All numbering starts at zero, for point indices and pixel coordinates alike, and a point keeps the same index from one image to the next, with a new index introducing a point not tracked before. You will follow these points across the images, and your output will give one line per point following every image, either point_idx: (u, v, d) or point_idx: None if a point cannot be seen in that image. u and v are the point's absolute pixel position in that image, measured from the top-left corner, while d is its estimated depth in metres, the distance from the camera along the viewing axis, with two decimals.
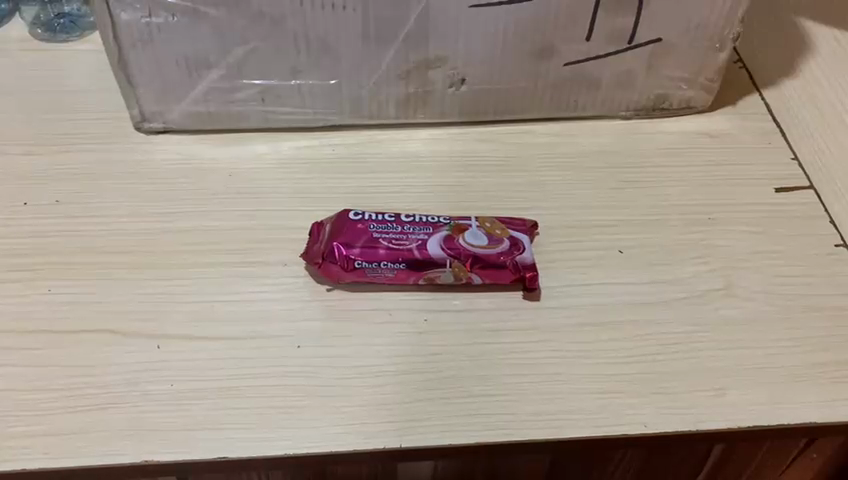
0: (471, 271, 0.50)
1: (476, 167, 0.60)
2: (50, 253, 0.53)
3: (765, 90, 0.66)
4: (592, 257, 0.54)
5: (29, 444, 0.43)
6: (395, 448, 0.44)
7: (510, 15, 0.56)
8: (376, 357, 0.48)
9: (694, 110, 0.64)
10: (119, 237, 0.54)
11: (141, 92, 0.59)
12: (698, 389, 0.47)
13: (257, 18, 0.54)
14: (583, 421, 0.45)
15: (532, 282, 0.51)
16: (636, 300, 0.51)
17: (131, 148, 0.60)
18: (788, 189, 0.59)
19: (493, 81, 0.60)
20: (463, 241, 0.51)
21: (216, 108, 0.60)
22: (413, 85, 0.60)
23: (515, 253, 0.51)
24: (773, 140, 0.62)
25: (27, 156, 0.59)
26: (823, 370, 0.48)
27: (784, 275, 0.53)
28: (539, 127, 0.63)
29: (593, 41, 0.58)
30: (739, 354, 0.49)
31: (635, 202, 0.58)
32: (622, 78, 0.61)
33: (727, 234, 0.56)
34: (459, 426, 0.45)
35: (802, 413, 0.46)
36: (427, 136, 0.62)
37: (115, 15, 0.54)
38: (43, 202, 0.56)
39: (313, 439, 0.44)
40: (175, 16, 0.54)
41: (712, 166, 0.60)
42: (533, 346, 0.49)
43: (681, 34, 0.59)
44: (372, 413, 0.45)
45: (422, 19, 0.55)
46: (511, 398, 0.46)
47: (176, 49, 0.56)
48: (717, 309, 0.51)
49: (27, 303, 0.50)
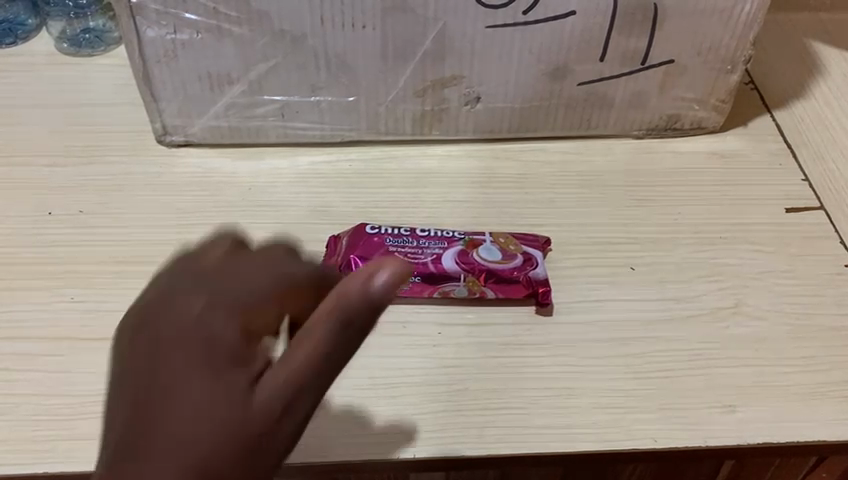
0: (484, 285, 0.52)
1: (489, 184, 0.61)
2: (72, 262, 0.54)
3: (776, 111, 0.67)
4: (604, 273, 0.55)
5: (51, 447, 0.44)
6: (408, 459, 0.45)
7: (525, 35, 0.57)
8: (389, 368, 0.49)
9: (706, 130, 0.65)
10: (139, 247, 0.55)
11: (164, 106, 0.60)
12: (709, 406, 0.48)
13: (279, 35, 0.56)
14: (595, 436, 0.46)
15: (544, 297, 0.52)
16: (647, 317, 0.52)
17: (153, 161, 0.62)
18: (799, 210, 0.60)
19: (508, 100, 0.61)
20: (477, 256, 0.53)
21: (236, 123, 0.62)
22: (428, 103, 0.61)
23: (527, 269, 0.52)
24: (784, 161, 0.63)
25: (52, 167, 0.60)
26: (833, 389, 0.49)
27: (793, 294, 0.54)
28: (553, 144, 0.64)
29: (605, 62, 0.59)
30: (749, 372, 0.49)
31: (646, 221, 0.58)
32: (636, 98, 0.62)
33: (737, 253, 0.56)
34: (471, 438, 0.46)
35: (813, 431, 0.47)
36: (442, 152, 0.63)
37: (141, 33, 0.55)
38: (66, 213, 0.57)
39: (328, 448, 0.45)
40: (199, 33, 0.56)
41: (723, 186, 0.61)
42: (545, 361, 0.49)
43: (693, 56, 0.60)
44: (385, 424, 0.46)
45: (439, 39, 0.56)
46: (522, 411, 0.47)
47: (199, 66, 0.58)
48: (727, 327, 0.52)
49: (49, 310, 0.51)
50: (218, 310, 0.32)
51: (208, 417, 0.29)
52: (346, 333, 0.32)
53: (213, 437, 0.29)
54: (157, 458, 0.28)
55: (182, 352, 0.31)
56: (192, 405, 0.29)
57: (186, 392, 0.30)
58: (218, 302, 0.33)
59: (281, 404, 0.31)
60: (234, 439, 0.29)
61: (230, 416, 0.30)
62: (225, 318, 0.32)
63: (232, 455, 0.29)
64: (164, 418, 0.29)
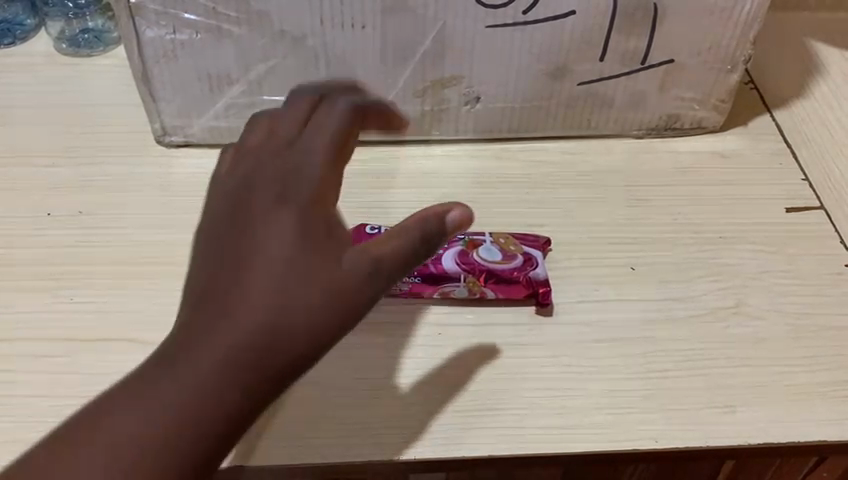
0: (484, 286, 0.52)
1: (489, 184, 0.61)
2: (71, 263, 0.54)
3: (776, 110, 0.67)
4: (604, 273, 0.55)
5: None
6: (408, 459, 0.45)
7: (525, 35, 0.57)
8: (389, 368, 0.49)
9: (706, 130, 0.65)
10: (139, 248, 0.55)
11: (163, 107, 0.60)
12: (709, 406, 0.48)
13: (278, 36, 0.56)
14: (595, 436, 0.46)
15: (545, 297, 0.51)
16: (647, 317, 0.52)
17: (152, 161, 0.62)
18: (799, 210, 0.59)
19: (507, 100, 0.61)
20: (477, 256, 0.52)
21: (236, 124, 0.61)
22: (428, 103, 0.61)
23: (528, 269, 0.52)
24: (784, 160, 0.63)
25: (51, 167, 0.60)
26: (834, 389, 0.49)
27: (794, 294, 0.54)
28: (553, 144, 0.64)
29: (605, 62, 0.59)
30: (750, 372, 0.49)
31: (646, 220, 0.58)
32: (636, 98, 0.62)
33: (738, 253, 0.56)
34: (471, 438, 0.46)
35: (813, 431, 0.47)
36: (441, 152, 0.63)
37: (140, 33, 0.55)
38: (65, 213, 0.57)
39: (328, 449, 0.45)
40: (198, 34, 0.55)
41: (723, 186, 0.61)
42: (546, 361, 0.49)
43: (693, 55, 0.59)
44: (385, 424, 0.46)
45: (439, 39, 0.56)
46: (523, 412, 0.47)
47: (198, 66, 0.58)
48: (728, 327, 0.52)
49: (49, 311, 0.51)
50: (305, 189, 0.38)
51: (305, 281, 0.35)
52: (418, 247, 0.39)
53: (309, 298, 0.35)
54: (244, 307, 0.34)
55: (278, 222, 0.36)
56: (279, 268, 0.35)
57: (275, 259, 0.35)
58: (311, 184, 0.38)
59: (364, 280, 0.37)
60: (308, 306, 0.35)
61: (308, 285, 0.35)
62: (313, 197, 0.38)
63: (313, 311, 0.35)
64: (256, 276, 0.35)
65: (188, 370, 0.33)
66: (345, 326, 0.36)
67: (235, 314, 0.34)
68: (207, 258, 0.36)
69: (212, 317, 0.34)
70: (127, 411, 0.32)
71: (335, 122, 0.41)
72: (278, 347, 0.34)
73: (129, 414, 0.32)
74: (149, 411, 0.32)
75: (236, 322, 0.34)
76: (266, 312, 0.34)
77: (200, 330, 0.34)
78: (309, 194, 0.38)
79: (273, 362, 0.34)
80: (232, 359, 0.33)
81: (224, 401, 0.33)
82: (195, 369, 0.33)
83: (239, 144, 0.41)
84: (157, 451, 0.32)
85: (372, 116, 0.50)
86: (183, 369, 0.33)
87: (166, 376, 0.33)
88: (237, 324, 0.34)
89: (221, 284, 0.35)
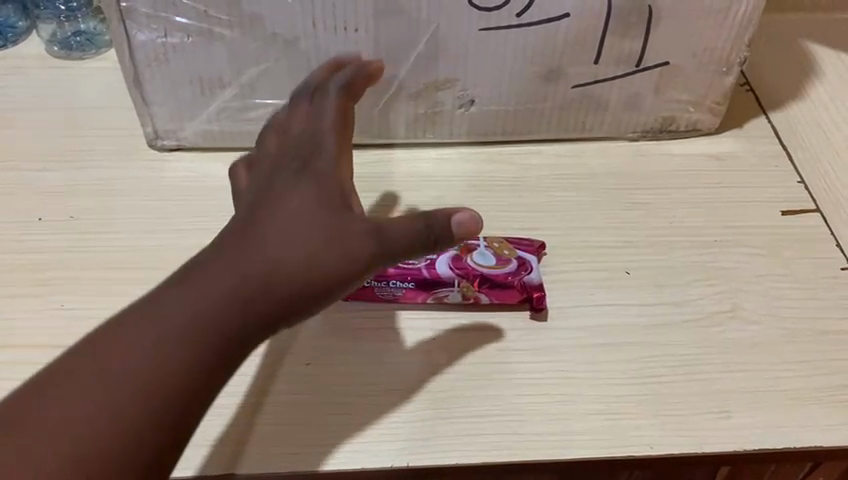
0: (478, 290, 0.51)
1: (483, 187, 0.60)
2: (62, 269, 0.54)
3: (772, 112, 0.67)
4: (598, 277, 0.54)
5: None
6: (401, 467, 0.45)
7: (519, 37, 0.56)
8: (382, 374, 0.48)
9: (702, 132, 0.65)
10: (130, 253, 0.55)
11: (155, 110, 0.60)
12: (704, 412, 0.47)
13: (271, 39, 0.55)
14: (589, 442, 0.46)
15: (539, 302, 0.51)
16: (641, 322, 0.52)
17: (144, 165, 0.61)
18: (795, 213, 0.59)
19: (501, 102, 0.61)
20: (471, 261, 0.52)
21: (228, 127, 0.61)
22: (422, 106, 0.60)
23: (522, 274, 0.52)
24: (779, 163, 0.63)
25: (43, 171, 0.60)
26: (829, 394, 0.49)
27: (789, 298, 0.54)
28: (548, 147, 0.64)
29: (600, 64, 0.59)
30: (745, 377, 0.49)
31: (640, 224, 0.58)
32: (630, 100, 0.62)
33: (733, 256, 0.56)
34: (464, 445, 0.45)
35: (808, 436, 0.47)
36: (435, 155, 0.63)
37: (132, 36, 0.55)
38: (56, 218, 0.57)
39: (321, 457, 0.45)
40: (190, 37, 0.55)
41: (718, 189, 0.61)
42: (541, 366, 0.49)
43: (688, 58, 0.59)
44: (379, 431, 0.46)
45: (432, 41, 0.56)
46: (516, 418, 0.47)
47: (190, 70, 0.57)
48: (723, 332, 0.51)
49: (39, 319, 0.51)
50: (316, 169, 0.43)
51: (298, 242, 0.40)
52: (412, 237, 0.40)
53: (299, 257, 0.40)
54: (246, 259, 0.39)
55: (288, 195, 0.42)
56: (285, 227, 0.40)
57: (283, 219, 0.41)
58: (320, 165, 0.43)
59: (354, 251, 0.40)
60: (301, 260, 0.39)
61: (304, 244, 0.40)
62: (321, 176, 0.43)
63: (303, 268, 0.39)
64: (259, 238, 0.40)
65: (191, 305, 0.38)
66: (339, 286, 0.40)
67: (234, 265, 0.39)
68: (231, 222, 0.42)
69: (219, 264, 0.39)
70: (132, 335, 0.37)
71: (336, 108, 0.45)
72: (274, 295, 0.39)
73: (132, 339, 0.37)
74: (150, 338, 0.37)
75: (239, 270, 0.39)
76: (265, 264, 0.39)
77: (208, 272, 0.39)
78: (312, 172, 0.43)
79: (267, 308, 0.39)
80: (231, 299, 0.38)
81: (219, 336, 0.38)
82: (196, 305, 0.38)
83: (258, 149, 0.47)
84: (153, 371, 0.36)
85: (362, 89, 0.47)
86: (186, 303, 0.38)
87: (170, 310, 0.37)
88: (239, 270, 0.39)
89: (230, 242, 0.40)
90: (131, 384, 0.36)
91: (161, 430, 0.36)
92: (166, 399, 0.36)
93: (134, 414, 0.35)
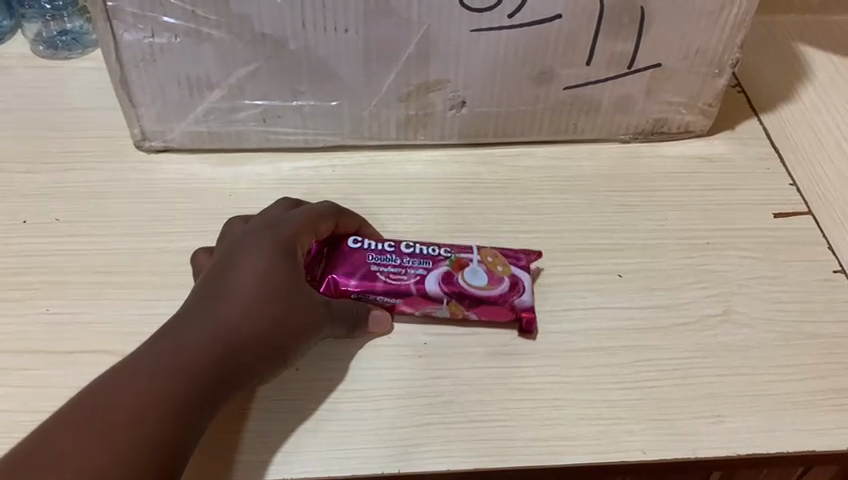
0: (467, 310, 0.50)
1: (475, 189, 0.60)
2: (47, 273, 0.53)
3: (763, 115, 0.67)
4: (592, 281, 0.54)
5: None
6: (393, 473, 0.44)
7: (511, 39, 0.56)
8: (373, 381, 0.48)
9: (694, 134, 0.65)
10: (117, 256, 0.54)
11: (143, 112, 0.59)
12: (698, 416, 0.47)
13: (260, 40, 0.55)
14: (583, 448, 0.45)
15: (528, 324, 0.50)
16: (635, 326, 0.51)
17: (131, 167, 0.60)
18: (786, 215, 0.59)
19: (492, 104, 0.60)
20: (463, 279, 0.50)
21: (217, 129, 0.60)
22: (413, 107, 0.60)
23: (514, 296, 0.50)
24: (771, 165, 0.63)
25: (27, 174, 0.59)
26: (823, 397, 0.48)
27: (782, 302, 0.53)
28: (539, 149, 0.64)
29: (592, 65, 0.58)
30: (739, 381, 0.49)
31: (633, 226, 0.58)
32: (622, 102, 0.61)
33: (725, 259, 0.56)
34: (457, 451, 0.45)
35: (802, 441, 0.46)
36: (427, 157, 0.63)
37: (118, 36, 0.54)
38: (42, 221, 0.56)
39: (309, 464, 0.44)
40: (177, 37, 0.54)
41: (711, 191, 0.61)
42: (533, 371, 0.49)
43: (681, 59, 0.59)
44: (371, 438, 0.45)
45: (423, 41, 0.55)
46: (509, 424, 0.46)
47: (178, 71, 0.56)
48: (716, 336, 0.51)
49: (23, 323, 0.50)
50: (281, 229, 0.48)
51: (273, 288, 0.44)
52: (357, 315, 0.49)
53: (274, 303, 0.44)
54: (231, 312, 0.43)
55: (259, 246, 0.46)
56: (260, 274, 0.45)
57: (258, 267, 0.45)
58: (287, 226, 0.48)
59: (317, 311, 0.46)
60: (274, 305, 0.44)
61: (274, 289, 0.44)
62: (286, 235, 0.47)
63: (278, 311, 0.44)
64: (237, 283, 0.44)
65: (185, 347, 0.41)
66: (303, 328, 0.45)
67: (218, 307, 0.43)
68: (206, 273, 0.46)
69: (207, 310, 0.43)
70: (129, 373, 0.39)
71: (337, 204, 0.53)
72: (246, 331, 0.43)
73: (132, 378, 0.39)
74: (149, 382, 0.39)
75: (226, 316, 0.42)
76: (245, 306, 0.43)
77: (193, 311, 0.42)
78: (287, 232, 0.47)
79: (248, 346, 0.43)
80: (219, 351, 0.41)
81: (209, 369, 0.41)
82: (190, 354, 0.41)
83: (223, 233, 0.51)
84: (157, 403, 0.38)
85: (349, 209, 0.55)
86: (179, 351, 0.40)
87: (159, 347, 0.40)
88: (224, 324, 0.42)
89: (210, 297, 0.43)
90: (137, 414, 0.38)
91: (164, 462, 0.38)
92: (169, 428, 0.38)
93: (144, 442, 0.37)
